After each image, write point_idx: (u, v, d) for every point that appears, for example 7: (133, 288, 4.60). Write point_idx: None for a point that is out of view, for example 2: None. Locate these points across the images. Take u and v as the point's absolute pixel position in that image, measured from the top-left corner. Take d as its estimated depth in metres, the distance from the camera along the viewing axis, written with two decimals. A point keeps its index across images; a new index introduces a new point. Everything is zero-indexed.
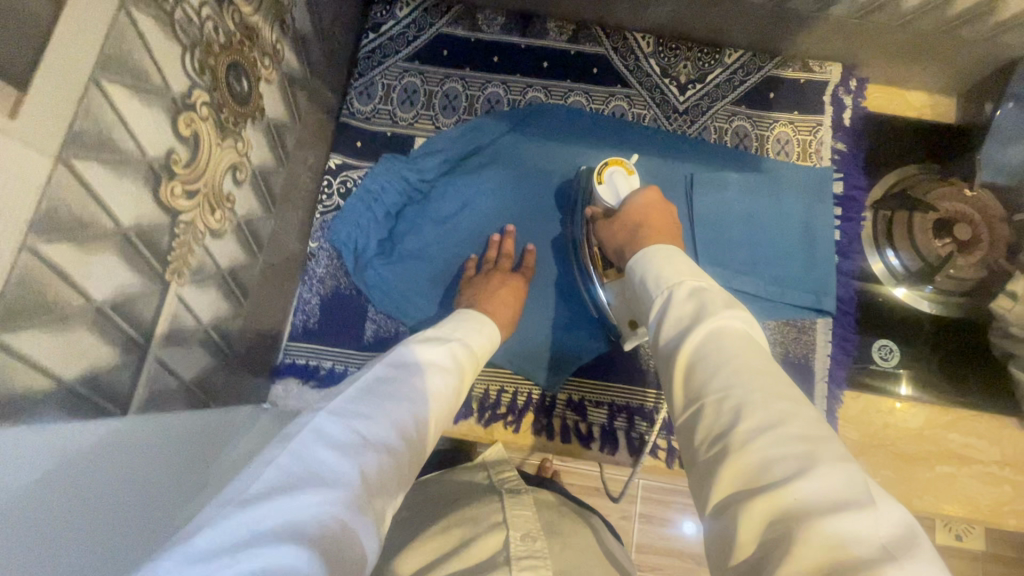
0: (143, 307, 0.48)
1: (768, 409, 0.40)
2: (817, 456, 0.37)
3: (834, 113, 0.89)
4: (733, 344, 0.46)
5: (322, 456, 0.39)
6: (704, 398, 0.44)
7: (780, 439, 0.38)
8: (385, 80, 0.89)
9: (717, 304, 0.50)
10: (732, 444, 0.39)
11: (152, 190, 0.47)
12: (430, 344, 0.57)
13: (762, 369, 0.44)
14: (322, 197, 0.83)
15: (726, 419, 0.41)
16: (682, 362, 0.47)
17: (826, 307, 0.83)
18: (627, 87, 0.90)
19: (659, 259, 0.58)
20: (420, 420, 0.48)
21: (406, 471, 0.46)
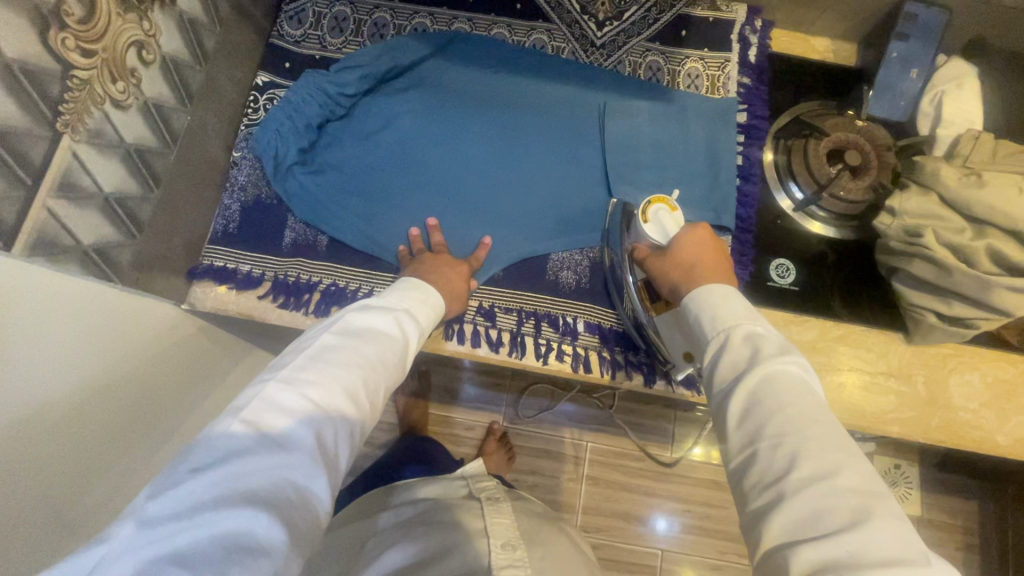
0: (29, 147, 0.51)
1: (819, 457, 0.46)
2: (871, 510, 0.42)
3: (741, 51, 0.95)
4: (785, 390, 0.51)
5: (274, 426, 0.48)
6: (757, 442, 0.49)
7: (829, 489, 0.44)
8: (316, 7, 0.93)
9: (771, 348, 0.54)
10: (783, 491, 0.45)
11: (38, 33, 0.50)
12: (380, 313, 0.63)
13: (809, 417, 0.49)
14: (248, 111, 0.86)
15: (781, 464, 0.47)
16: (735, 407, 0.52)
17: (724, 223, 0.87)
18: (548, 22, 0.95)
19: (719, 296, 0.61)
20: (370, 387, 0.57)
21: (360, 431, 0.55)
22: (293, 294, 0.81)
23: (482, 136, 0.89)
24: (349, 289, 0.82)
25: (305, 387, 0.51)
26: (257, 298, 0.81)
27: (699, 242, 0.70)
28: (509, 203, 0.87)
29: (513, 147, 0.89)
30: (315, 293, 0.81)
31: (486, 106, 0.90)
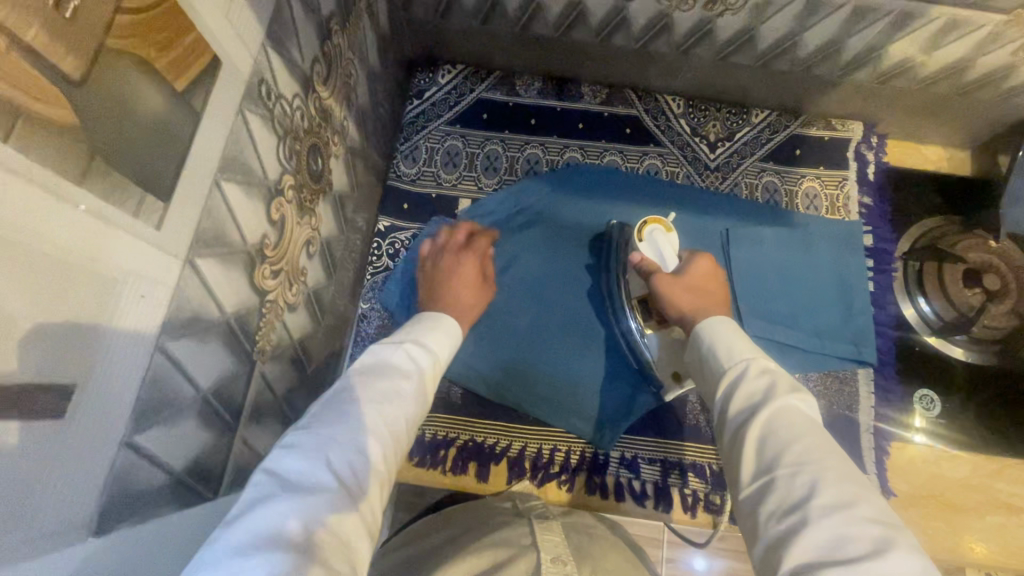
0: (234, 388, 0.49)
1: (839, 487, 0.40)
2: (892, 539, 0.37)
3: (859, 168, 0.93)
4: (799, 422, 0.46)
5: (288, 467, 0.40)
6: (773, 473, 0.43)
7: (851, 518, 0.38)
8: (428, 143, 0.93)
9: (785, 383, 0.50)
10: (805, 520, 0.39)
11: (249, 275, 0.49)
12: (387, 343, 0.56)
13: (826, 448, 0.44)
14: (371, 258, 0.86)
15: (801, 495, 0.41)
16: (750, 438, 0.46)
17: (866, 357, 0.84)
18: (660, 146, 0.94)
19: (726, 329, 0.59)
20: (389, 417, 0.48)
21: (389, 466, 0.46)
22: (430, 452, 0.80)
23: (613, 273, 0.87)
24: (484, 444, 0.81)
25: (325, 426, 0.44)
26: None
27: (704, 272, 0.70)
28: (595, 297, 0.86)
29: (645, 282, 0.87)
30: (452, 449, 0.81)
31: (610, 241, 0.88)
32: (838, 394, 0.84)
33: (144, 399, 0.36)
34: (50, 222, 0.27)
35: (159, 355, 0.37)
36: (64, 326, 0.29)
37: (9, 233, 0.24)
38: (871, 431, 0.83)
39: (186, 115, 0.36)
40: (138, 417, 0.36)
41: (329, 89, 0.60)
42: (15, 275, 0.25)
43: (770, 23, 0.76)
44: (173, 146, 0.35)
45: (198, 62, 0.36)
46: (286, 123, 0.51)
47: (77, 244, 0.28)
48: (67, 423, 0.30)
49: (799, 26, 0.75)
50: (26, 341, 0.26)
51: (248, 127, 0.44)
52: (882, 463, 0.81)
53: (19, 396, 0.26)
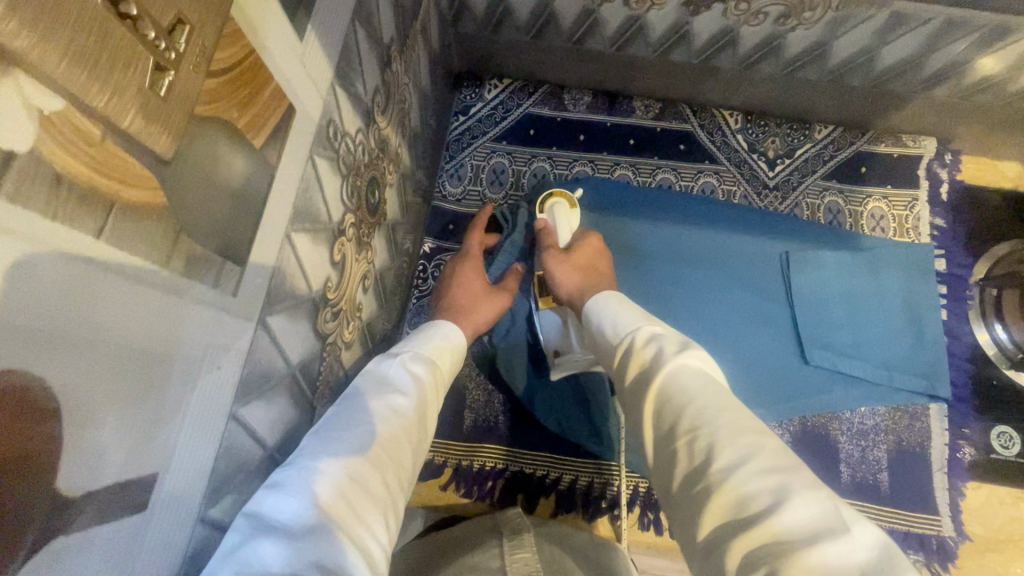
0: (298, 438, 0.47)
1: (736, 443, 0.37)
2: (791, 486, 0.34)
3: (930, 188, 0.88)
4: (687, 383, 0.43)
5: (273, 508, 0.35)
6: (675, 441, 0.41)
7: (750, 473, 0.35)
8: (474, 161, 0.92)
9: (673, 344, 0.47)
10: (709, 487, 0.36)
11: (313, 322, 0.47)
12: (381, 360, 0.51)
13: (719, 403, 0.41)
14: (417, 281, 0.86)
15: (701, 461, 0.38)
16: (651, 409, 0.44)
17: (940, 392, 0.79)
18: (715, 163, 0.91)
19: (616, 305, 0.56)
20: (388, 440, 0.43)
21: (393, 490, 0.41)
22: (477, 483, 0.78)
23: (660, 297, 0.82)
24: (533, 476, 0.78)
25: (313, 457, 0.38)
26: (441, 488, 0.78)
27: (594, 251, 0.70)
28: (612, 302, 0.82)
29: (689, 310, 0.82)
30: (499, 481, 0.78)
31: (664, 263, 0.84)
32: (907, 429, 0.80)
33: (219, 471, 0.35)
34: (138, 315, 0.25)
35: (232, 424, 0.35)
36: (141, 431, 0.26)
37: (97, 335, 0.22)
38: (945, 470, 0.78)
39: (263, 171, 0.34)
40: (212, 493, 0.34)
41: (386, 118, 0.58)
42: (105, 378, 0.23)
43: (846, 37, 0.71)
44: (249, 205, 0.32)
45: (275, 115, 0.34)
46: (349, 161, 0.49)
47: (163, 331, 0.27)
48: (152, 512, 0.28)
49: (877, 41, 0.71)
50: (108, 450, 0.24)
51: (317, 172, 0.42)
52: (956, 504, 0.77)
53: (108, 498, 0.25)
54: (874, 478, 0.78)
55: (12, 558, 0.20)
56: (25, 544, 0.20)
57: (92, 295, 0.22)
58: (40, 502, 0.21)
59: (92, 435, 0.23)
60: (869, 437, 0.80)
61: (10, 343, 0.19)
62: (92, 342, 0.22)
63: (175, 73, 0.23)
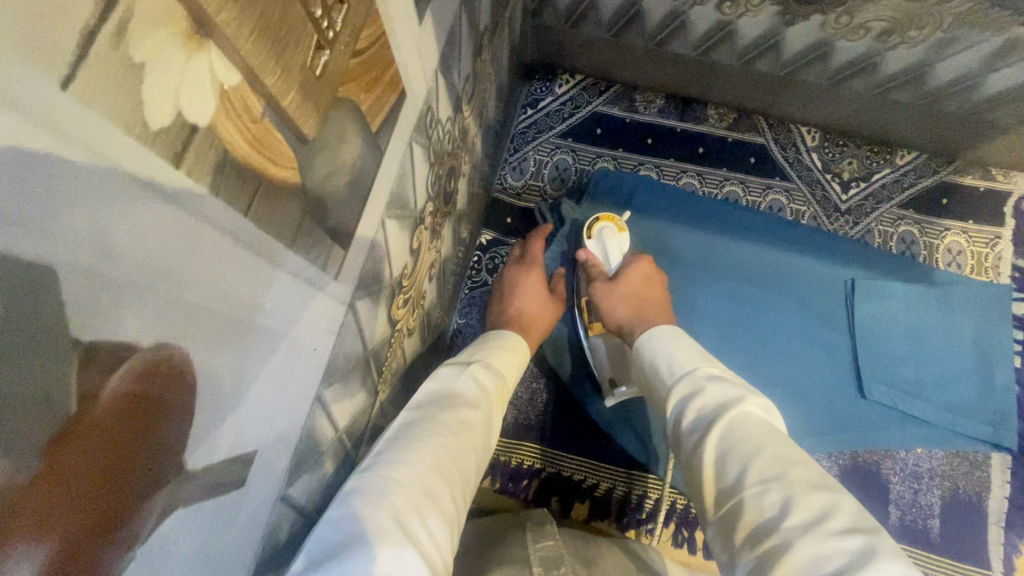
0: (360, 420, 0.47)
1: (811, 500, 0.36)
2: (874, 548, 0.32)
3: (1017, 226, 0.83)
4: (754, 432, 0.41)
5: (351, 514, 0.34)
6: (742, 492, 0.39)
7: (824, 533, 0.34)
8: (538, 155, 0.91)
9: (739, 388, 0.45)
10: (780, 544, 0.34)
11: (388, 308, 0.46)
12: (449, 373, 0.51)
13: (789, 457, 0.39)
14: (470, 271, 0.86)
15: (772, 516, 0.36)
16: (710, 456, 0.42)
17: (1005, 442, 0.75)
18: (786, 180, 0.88)
19: (670, 339, 0.53)
20: (457, 455, 0.42)
21: (458, 508, 0.40)
22: (511, 478, 0.78)
23: (715, 312, 0.80)
24: (569, 478, 0.78)
25: (390, 466, 0.38)
26: None
27: (646, 274, 0.69)
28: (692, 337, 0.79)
29: (744, 329, 0.80)
30: (534, 479, 0.78)
31: (727, 277, 0.81)
32: (966, 476, 0.76)
33: (299, 451, 0.34)
34: (255, 287, 0.23)
35: (316, 406, 0.35)
36: (252, 405, 0.26)
37: (223, 306, 0.21)
38: (1001, 523, 0.74)
39: (373, 157, 0.33)
40: (293, 471, 0.35)
41: (469, 108, 0.57)
42: (228, 350, 0.23)
43: (949, 61, 0.67)
44: (359, 192, 0.32)
45: (390, 101, 0.33)
46: (437, 150, 0.48)
47: (269, 307, 0.25)
48: (246, 489, 0.28)
49: (985, 67, 0.67)
50: (224, 425, 0.24)
51: (413, 160, 0.41)
52: (1010, 561, 0.73)
53: (218, 469, 0.25)
54: (924, 522, 0.75)
55: (132, 542, 0.19)
56: (149, 521, 0.20)
57: (221, 266, 0.20)
58: (167, 478, 0.21)
59: (215, 404, 0.23)
60: (924, 480, 0.77)
61: (165, 308, 0.18)
62: (219, 311, 0.21)
63: (331, 51, 0.24)
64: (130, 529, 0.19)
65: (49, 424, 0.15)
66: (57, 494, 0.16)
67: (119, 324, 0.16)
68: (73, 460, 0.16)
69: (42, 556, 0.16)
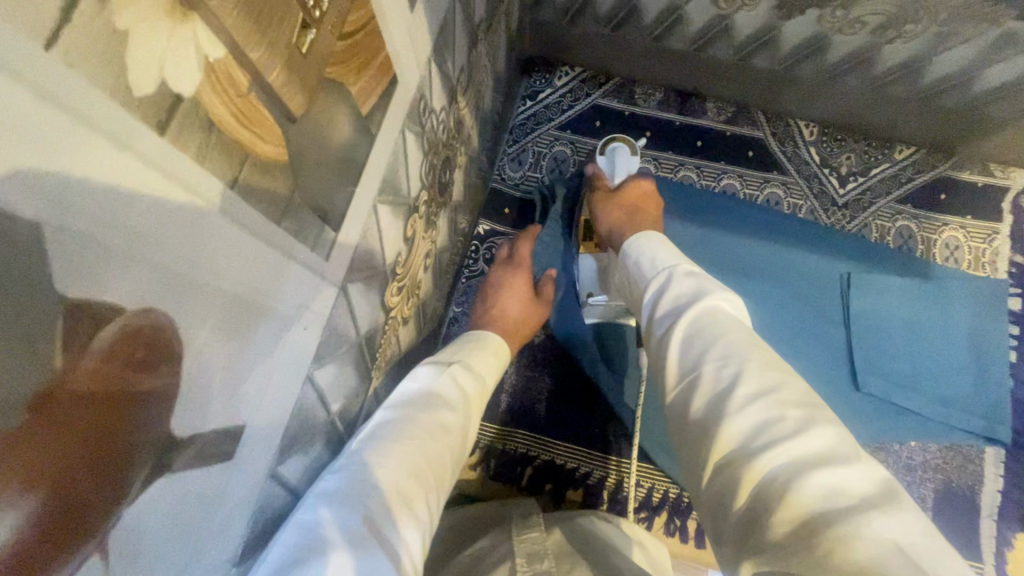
0: (354, 404, 0.47)
1: (764, 376, 0.38)
2: (813, 418, 0.35)
3: (1014, 222, 0.83)
4: (722, 321, 0.43)
5: (324, 517, 0.35)
6: (700, 367, 0.41)
7: (774, 404, 0.36)
8: (536, 147, 0.91)
9: (715, 285, 0.47)
10: (728, 410, 0.37)
11: (382, 294, 0.47)
12: (430, 373, 0.51)
13: (750, 340, 0.41)
14: (468, 262, 0.87)
15: (725, 386, 0.38)
16: (677, 337, 0.44)
17: (999, 436, 0.75)
18: (784, 173, 0.88)
19: (650, 245, 0.55)
20: (432, 459, 0.43)
21: (432, 511, 0.41)
22: (506, 467, 0.79)
23: None
24: (563, 467, 0.78)
25: (364, 468, 0.39)
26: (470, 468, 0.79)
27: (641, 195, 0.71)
28: None
29: None
30: (528, 467, 0.78)
31: (722, 270, 0.82)
32: (960, 471, 0.76)
33: (290, 430, 0.35)
34: (241, 267, 0.24)
35: (308, 386, 0.36)
36: (238, 384, 0.27)
37: (209, 280, 0.22)
38: (994, 517, 0.75)
39: (364, 139, 0.33)
40: (284, 448, 0.35)
41: (465, 97, 0.57)
42: (213, 326, 0.23)
43: (945, 56, 0.68)
44: (350, 173, 0.32)
45: (381, 85, 0.34)
46: (432, 138, 0.49)
47: (258, 288, 0.26)
48: (233, 465, 0.29)
49: (980, 61, 0.67)
50: (209, 400, 0.25)
51: (406, 146, 0.42)
52: (1003, 555, 0.73)
53: (205, 440, 0.25)
54: None
55: (116, 504, 0.20)
56: (135, 484, 0.21)
57: (207, 242, 0.21)
58: (153, 444, 0.21)
59: (200, 382, 0.24)
60: (917, 473, 0.77)
61: (147, 279, 0.19)
62: (205, 285, 0.22)
63: (317, 30, 0.24)
64: (115, 490, 0.20)
65: (32, 379, 0.15)
66: (41, 449, 0.16)
67: (102, 288, 0.17)
68: (58, 417, 0.17)
69: (28, 510, 0.16)
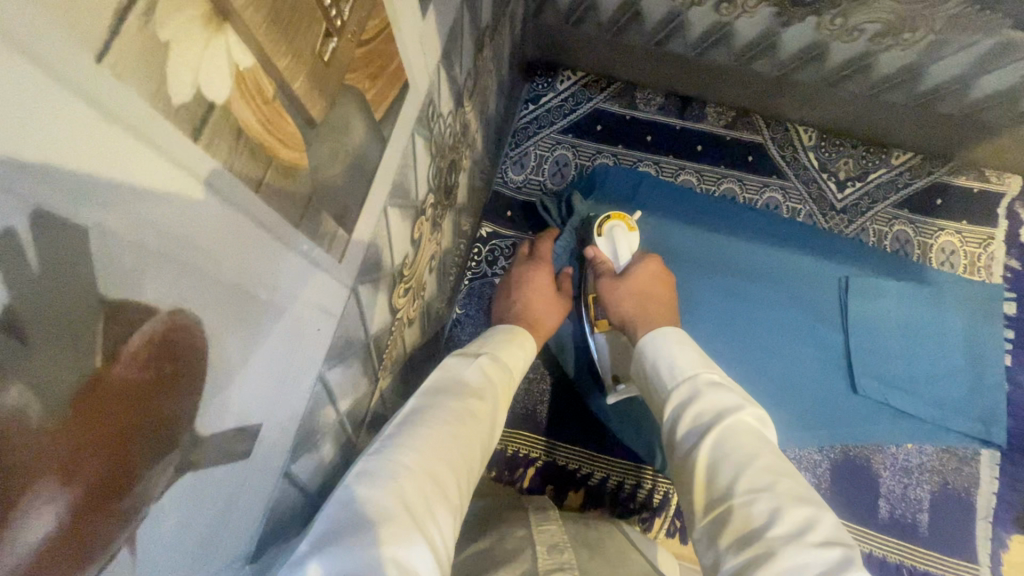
0: (361, 404, 0.48)
1: (795, 512, 0.37)
2: (847, 559, 0.35)
3: (1010, 227, 0.85)
4: (746, 443, 0.43)
5: (362, 495, 0.35)
6: (730, 499, 0.40)
7: (808, 545, 0.35)
8: (538, 151, 0.92)
9: (739, 398, 0.47)
10: (763, 552, 0.36)
11: (390, 295, 0.48)
12: (458, 364, 0.52)
13: (776, 468, 0.41)
14: (470, 264, 0.87)
15: (758, 524, 0.38)
16: (703, 463, 0.44)
17: (994, 438, 0.77)
18: (783, 178, 0.90)
19: (676, 347, 0.54)
20: (464, 444, 0.43)
21: (462, 495, 0.41)
22: (508, 467, 0.79)
23: (710, 307, 0.81)
24: (564, 468, 0.79)
25: (397, 450, 0.39)
26: None
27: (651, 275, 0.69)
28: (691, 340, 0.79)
29: (736, 326, 0.81)
30: (529, 468, 0.79)
31: (721, 273, 0.83)
32: (956, 473, 0.77)
33: (302, 428, 0.36)
34: (263, 265, 0.25)
35: (319, 385, 0.36)
36: (258, 378, 0.27)
37: (235, 279, 0.22)
38: (990, 519, 0.75)
39: (377, 144, 0.34)
40: (295, 447, 0.36)
41: (470, 102, 0.58)
42: (236, 322, 0.24)
43: (941, 63, 0.69)
44: (363, 177, 0.33)
45: (394, 90, 0.34)
46: (439, 142, 0.49)
47: (278, 284, 0.26)
48: (251, 460, 0.29)
49: (977, 69, 0.68)
50: (232, 394, 0.25)
51: (415, 150, 0.42)
52: (999, 556, 0.74)
53: (225, 437, 0.26)
54: (913, 517, 0.76)
55: (144, 499, 0.20)
56: (161, 480, 0.21)
57: (233, 242, 0.22)
58: (180, 439, 0.22)
59: (224, 376, 0.24)
60: (914, 475, 0.78)
61: (180, 279, 0.19)
62: (231, 284, 0.22)
63: (338, 39, 0.25)
64: (144, 485, 0.20)
65: (76, 375, 0.16)
66: (78, 444, 0.17)
67: (140, 288, 0.17)
68: (97, 413, 0.17)
69: (65, 503, 0.17)
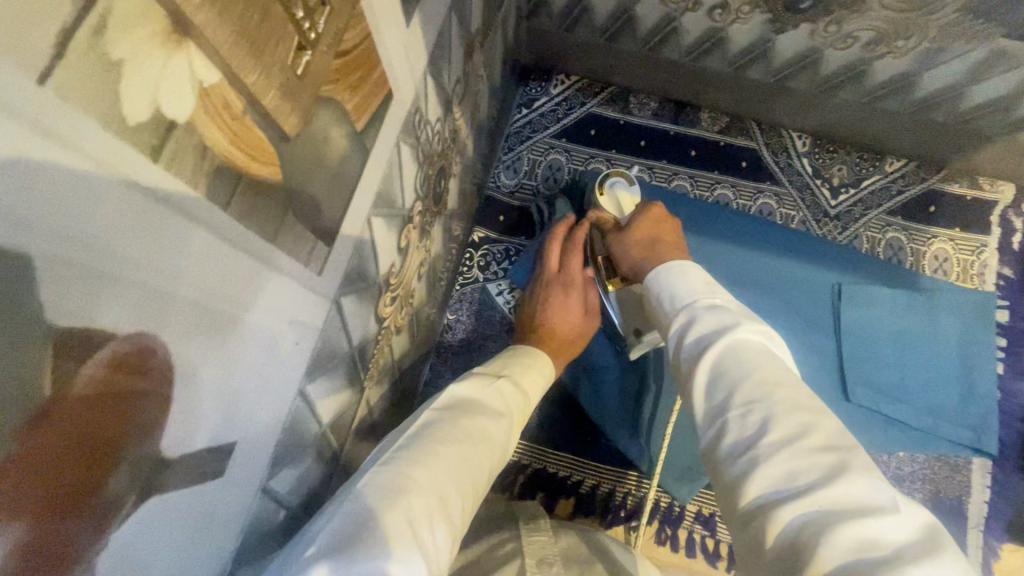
0: (346, 415, 0.47)
1: (792, 419, 0.34)
2: (847, 464, 0.31)
3: (1002, 236, 0.85)
4: (751, 358, 0.38)
5: (365, 515, 0.33)
6: (725, 415, 0.37)
7: (804, 450, 0.32)
8: (531, 155, 0.92)
9: (744, 317, 0.42)
10: (755, 459, 0.33)
11: (376, 305, 0.47)
12: (476, 382, 0.50)
13: (776, 378, 0.37)
14: (462, 269, 0.87)
15: (754, 432, 0.34)
16: (700, 386, 0.39)
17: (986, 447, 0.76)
18: (776, 185, 0.90)
19: (672, 268, 0.49)
20: (474, 466, 0.41)
21: (465, 519, 0.39)
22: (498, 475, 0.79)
23: None
24: (555, 475, 0.78)
25: (406, 468, 0.37)
26: None
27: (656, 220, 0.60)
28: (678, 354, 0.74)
29: None
30: (521, 475, 0.78)
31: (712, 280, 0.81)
32: (947, 480, 0.78)
33: (281, 443, 0.35)
34: (235, 284, 0.24)
35: (299, 399, 0.36)
36: (231, 396, 0.27)
37: (203, 299, 0.22)
38: (980, 527, 0.76)
39: (358, 154, 0.33)
40: (274, 463, 0.35)
41: (460, 107, 0.57)
42: (206, 342, 0.23)
43: (935, 71, 0.68)
44: (343, 189, 0.32)
45: (376, 100, 0.34)
46: (426, 149, 0.49)
47: (252, 301, 0.26)
48: (225, 478, 0.29)
49: (970, 77, 0.68)
50: (202, 415, 0.25)
51: (400, 159, 0.42)
52: (988, 565, 0.75)
53: (196, 459, 0.25)
54: None
55: (107, 527, 0.20)
56: (126, 506, 0.21)
57: (201, 261, 0.21)
58: (145, 463, 0.21)
59: (193, 397, 0.23)
60: (905, 483, 0.79)
61: (142, 302, 0.19)
62: (198, 303, 0.22)
63: (312, 52, 0.24)
64: (107, 512, 0.20)
65: (26, 408, 0.15)
66: (30, 475, 0.16)
67: (96, 314, 0.17)
68: (49, 445, 0.16)
69: (16, 536, 0.16)
